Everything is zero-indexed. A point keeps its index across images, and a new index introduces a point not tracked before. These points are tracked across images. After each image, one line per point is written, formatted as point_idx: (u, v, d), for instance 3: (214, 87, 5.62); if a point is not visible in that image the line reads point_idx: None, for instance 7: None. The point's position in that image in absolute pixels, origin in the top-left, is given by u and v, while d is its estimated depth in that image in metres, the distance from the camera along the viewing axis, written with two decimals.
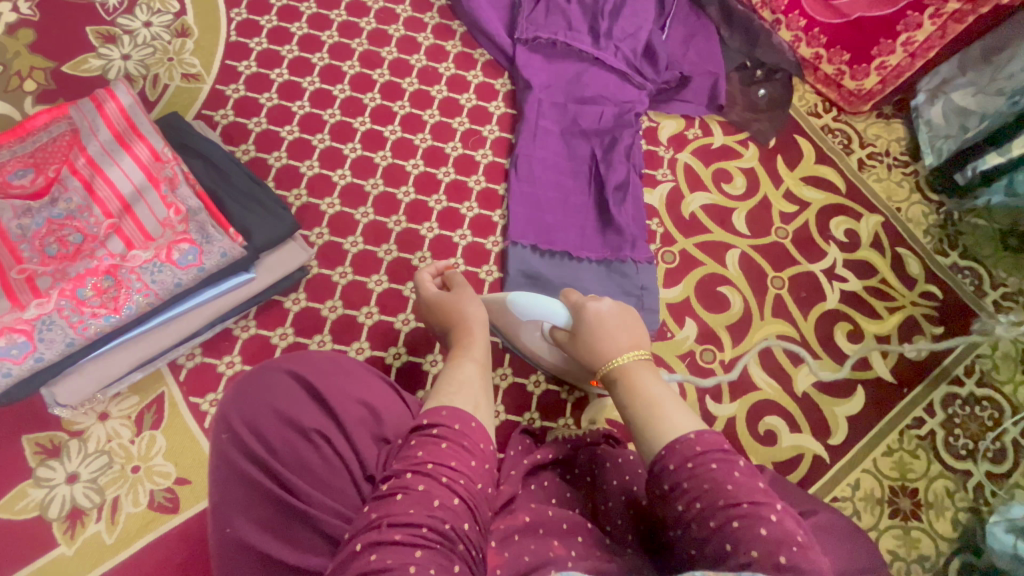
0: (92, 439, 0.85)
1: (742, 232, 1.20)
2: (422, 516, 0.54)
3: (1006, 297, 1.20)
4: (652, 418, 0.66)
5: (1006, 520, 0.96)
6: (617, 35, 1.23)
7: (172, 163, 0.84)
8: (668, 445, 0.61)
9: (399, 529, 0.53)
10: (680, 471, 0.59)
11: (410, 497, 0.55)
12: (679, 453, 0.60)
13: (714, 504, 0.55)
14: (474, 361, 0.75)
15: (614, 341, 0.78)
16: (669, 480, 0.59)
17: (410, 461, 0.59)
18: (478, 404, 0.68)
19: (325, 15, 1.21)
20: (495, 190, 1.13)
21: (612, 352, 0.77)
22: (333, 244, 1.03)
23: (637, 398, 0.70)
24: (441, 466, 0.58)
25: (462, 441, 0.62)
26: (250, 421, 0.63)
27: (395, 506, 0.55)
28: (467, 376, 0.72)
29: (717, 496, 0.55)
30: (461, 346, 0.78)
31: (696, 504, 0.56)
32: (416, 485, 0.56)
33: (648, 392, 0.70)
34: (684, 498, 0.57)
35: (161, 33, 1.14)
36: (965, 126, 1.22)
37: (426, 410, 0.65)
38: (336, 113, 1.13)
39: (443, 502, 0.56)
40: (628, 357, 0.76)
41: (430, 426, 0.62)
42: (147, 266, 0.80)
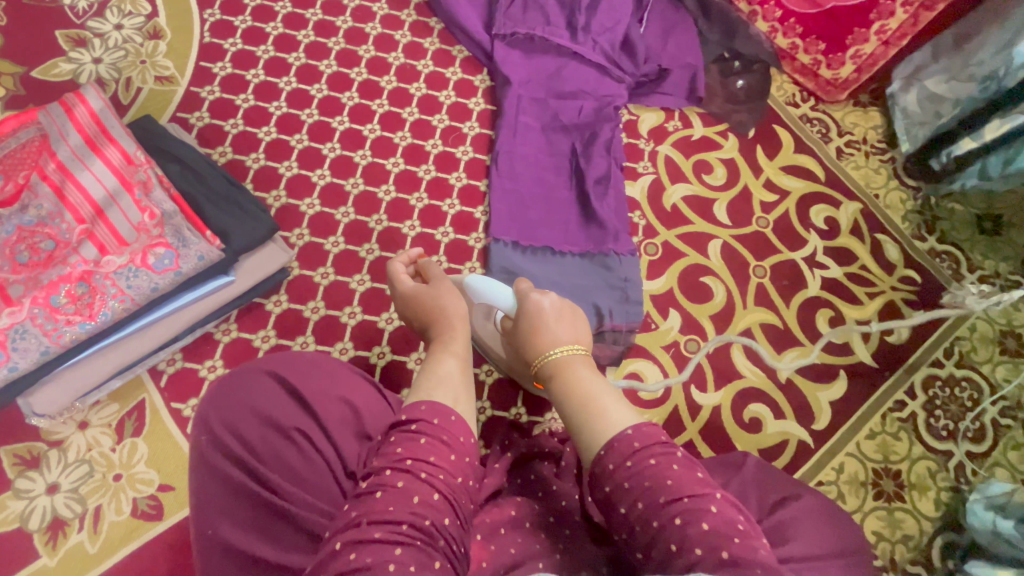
0: (72, 448, 0.84)
1: (724, 222, 1.21)
2: (403, 513, 0.54)
3: (984, 279, 1.22)
4: (587, 413, 0.66)
5: (985, 497, 0.98)
6: (595, 29, 1.23)
7: (144, 166, 0.83)
8: (606, 444, 0.61)
9: (379, 527, 0.52)
10: (619, 470, 0.59)
11: (390, 495, 0.55)
12: (619, 452, 0.60)
13: (654, 502, 0.55)
14: (454, 354, 0.75)
15: (550, 332, 0.78)
16: (609, 482, 0.59)
17: (389, 459, 0.59)
18: (458, 399, 0.67)
19: (301, 14, 1.20)
20: (476, 187, 1.13)
21: (547, 344, 0.77)
22: (313, 245, 1.02)
23: (571, 392, 0.70)
24: (420, 462, 0.58)
25: (441, 436, 0.61)
26: (229, 423, 0.63)
27: (375, 504, 0.55)
28: (447, 370, 0.71)
29: (658, 492, 0.56)
30: (438, 336, 0.78)
31: (637, 503, 0.56)
32: (394, 482, 0.57)
33: (581, 385, 0.70)
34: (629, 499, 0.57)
35: (133, 35, 1.13)
36: (939, 113, 1.24)
37: (406, 405, 0.65)
38: (314, 113, 1.12)
39: (423, 498, 0.56)
40: (563, 350, 0.76)
41: (408, 421, 0.62)
42: (122, 271, 0.79)
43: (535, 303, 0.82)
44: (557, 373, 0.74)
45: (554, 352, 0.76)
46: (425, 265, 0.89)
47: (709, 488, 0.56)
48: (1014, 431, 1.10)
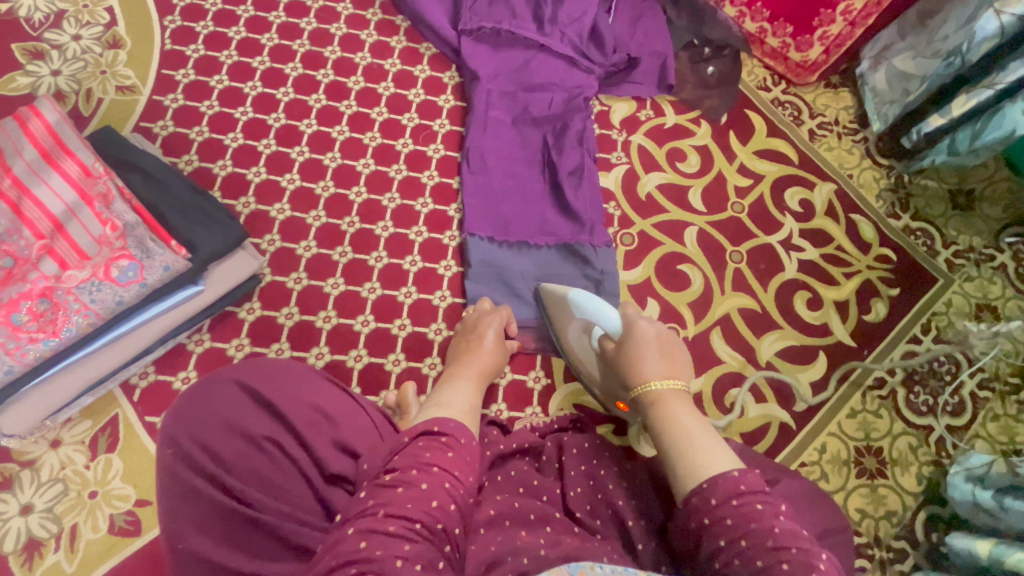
0: (45, 468, 0.83)
1: (699, 209, 1.21)
2: (419, 512, 0.55)
3: (958, 254, 1.24)
4: (685, 451, 0.67)
5: (965, 470, 0.98)
6: (562, 20, 1.22)
7: (105, 177, 0.81)
8: (708, 479, 0.62)
9: (395, 521, 0.53)
10: (724, 507, 0.59)
11: (411, 492, 0.56)
12: (724, 489, 0.60)
13: (751, 543, 0.55)
14: (469, 379, 0.81)
15: (651, 366, 0.78)
16: (711, 515, 0.59)
17: (417, 459, 0.60)
18: (469, 420, 0.71)
19: (264, 17, 1.18)
20: (449, 185, 1.12)
21: (647, 377, 0.77)
22: (285, 250, 1.01)
23: (674, 425, 0.70)
24: (445, 472, 0.60)
25: (466, 455, 0.63)
26: (196, 435, 0.62)
27: (394, 497, 0.56)
28: (465, 395, 0.76)
29: (760, 535, 0.55)
30: (469, 364, 0.85)
31: (741, 541, 0.56)
32: (420, 483, 0.58)
33: (683, 420, 0.70)
34: (726, 536, 0.57)
35: (92, 46, 1.11)
36: (907, 90, 1.24)
37: (431, 418, 0.66)
38: (281, 117, 1.11)
39: (441, 504, 0.57)
40: (664, 385, 0.75)
41: (439, 432, 0.64)
42: (84, 286, 0.77)
43: (642, 337, 0.82)
44: (657, 406, 0.74)
45: (654, 386, 0.76)
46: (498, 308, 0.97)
47: (789, 529, 0.56)
48: (992, 403, 1.12)
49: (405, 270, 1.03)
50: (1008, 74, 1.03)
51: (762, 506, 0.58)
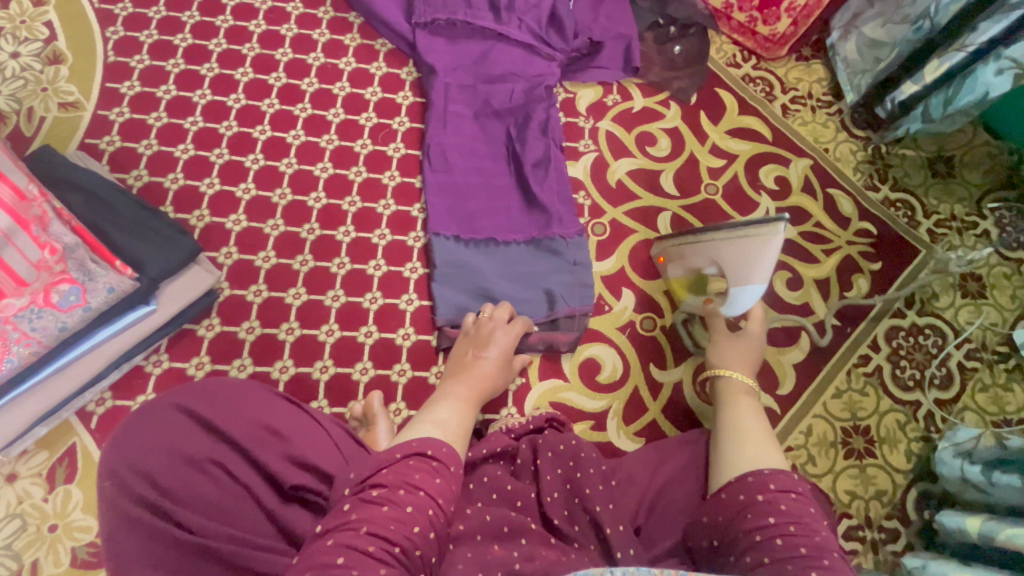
0: (1, 504, 0.80)
1: (671, 193, 1.18)
2: (400, 535, 0.53)
3: (940, 223, 1.21)
4: (745, 442, 0.74)
5: (954, 445, 0.96)
6: (519, 7, 1.18)
7: (40, 200, 0.75)
8: (769, 470, 0.68)
9: (375, 541, 0.51)
10: (781, 495, 0.64)
11: (395, 513, 0.54)
12: (784, 482, 0.66)
13: (797, 534, 0.59)
14: (463, 397, 0.78)
15: (736, 364, 0.90)
16: (766, 495, 0.64)
17: (405, 478, 0.58)
18: (459, 441, 0.69)
19: (210, 22, 1.14)
20: (411, 184, 1.08)
21: (727, 368, 0.89)
22: (243, 262, 0.98)
23: (743, 415, 0.79)
24: (429, 497, 0.57)
25: (452, 482, 0.61)
26: (136, 464, 0.59)
27: (377, 515, 0.54)
28: (457, 413, 0.73)
29: (810, 531, 0.59)
30: (472, 378, 0.82)
31: (790, 526, 0.60)
32: (405, 505, 0.55)
33: (750, 413, 0.79)
34: (771, 516, 0.62)
35: (31, 63, 1.07)
36: (879, 58, 1.21)
37: (421, 438, 0.63)
38: (232, 125, 1.07)
39: (422, 530, 0.54)
40: (741, 381, 0.86)
41: (432, 456, 0.61)
42: (23, 314, 0.73)
43: (737, 339, 0.94)
44: (729, 396, 0.83)
45: (732, 377, 0.87)
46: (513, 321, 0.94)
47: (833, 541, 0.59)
48: (981, 373, 1.09)
49: (370, 275, 1.00)
50: (980, 34, 1.00)
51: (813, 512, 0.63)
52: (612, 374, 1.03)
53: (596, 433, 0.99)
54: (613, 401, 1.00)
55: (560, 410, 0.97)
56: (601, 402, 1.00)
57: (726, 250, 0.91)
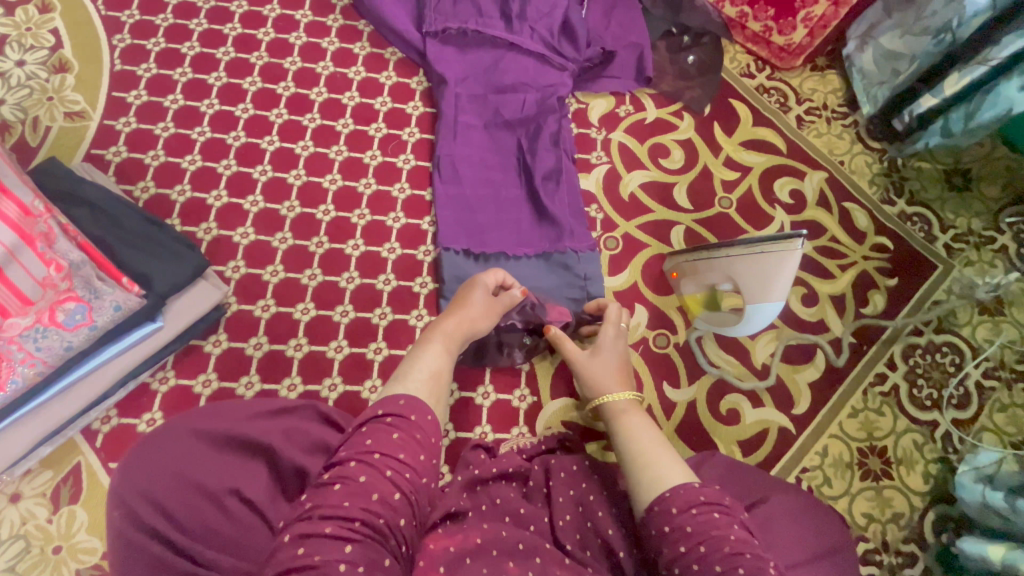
0: (5, 524, 0.79)
1: (684, 207, 1.16)
2: (357, 508, 0.52)
3: (957, 238, 1.19)
4: (644, 467, 0.71)
5: (974, 469, 0.94)
6: (531, 16, 1.16)
7: (46, 216, 0.73)
8: (671, 489, 0.66)
9: (332, 521, 0.50)
10: (685, 515, 0.62)
11: (349, 489, 0.53)
12: (685, 498, 0.64)
13: (708, 551, 0.58)
14: (440, 343, 0.77)
15: (611, 382, 0.86)
16: (672, 523, 0.62)
17: (358, 449, 0.57)
18: (431, 395, 0.69)
19: (218, 30, 1.13)
20: (421, 197, 1.07)
21: (605, 391, 0.85)
22: (251, 277, 0.96)
23: (635, 436, 0.76)
24: (389, 458, 0.56)
25: (416, 433, 0.60)
26: (149, 493, 0.58)
27: (330, 496, 0.53)
28: (432, 364, 0.73)
29: (719, 542, 0.59)
30: (453, 317, 0.81)
31: (700, 547, 0.59)
32: (358, 476, 0.54)
33: (643, 429, 0.77)
34: (682, 544, 0.60)
35: (37, 71, 1.06)
36: (897, 70, 1.19)
37: (382, 398, 0.63)
38: (241, 135, 1.05)
39: (383, 496, 0.54)
40: (625, 398, 0.83)
41: (385, 414, 0.60)
42: (28, 333, 0.71)
43: (584, 365, 0.89)
44: (617, 419, 0.80)
45: (614, 399, 0.83)
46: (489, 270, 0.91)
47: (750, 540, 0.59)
48: (999, 392, 1.07)
49: (379, 290, 0.99)
50: (1002, 49, 0.99)
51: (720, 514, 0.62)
52: None
53: (607, 454, 0.97)
54: None
55: (572, 429, 0.95)
56: None
57: (743, 268, 0.88)
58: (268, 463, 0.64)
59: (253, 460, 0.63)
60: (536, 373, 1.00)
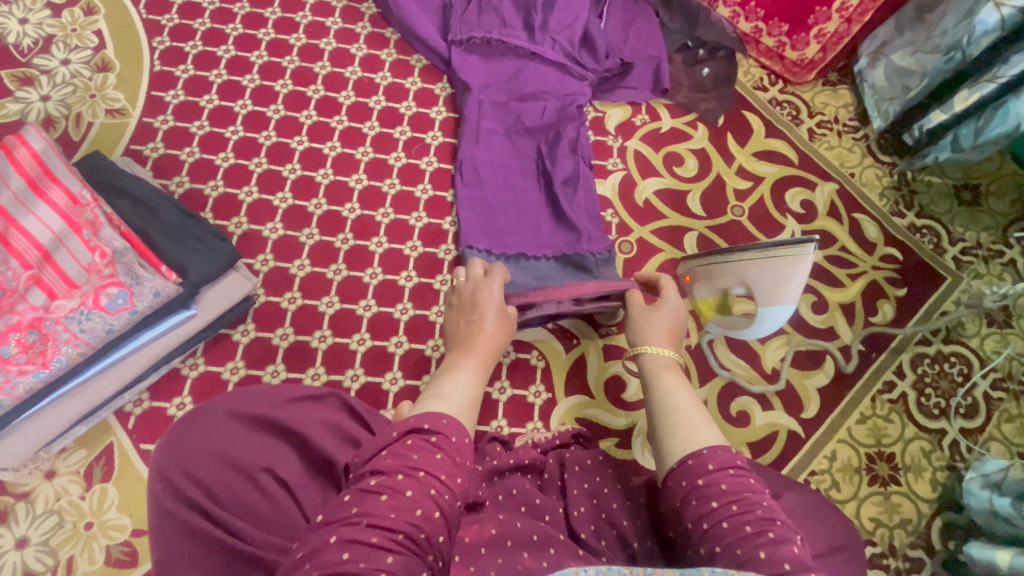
0: (40, 500, 0.82)
1: (698, 214, 1.19)
2: (401, 522, 0.52)
3: (965, 251, 1.21)
4: (681, 423, 0.70)
5: (981, 475, 0.96)
6: (552, 27, 1.20)
7: (92, 205, 0.78)
8: (708, 447, 0.65)
9: (377, 531, 0.51)
10: (721, 474, 0.62)
11: (394, 501, 0.54)
12: (723, 458, 0.63)
13: (740, 511, 0.58)
14: (474, 367, 0.76)
15: (658, 337, 0.85)
16: (706, 478, 0.62)
17: (404, 462, 0.57)
18: (467, 415, 0.68)
19: (252, 35, 1.18)
20: (443, 198, 1.10)
21: (650, 343, 0.84)
22: (279, 270, 1.00)
23: (673, 392, 0.75)
24: (432, 476, 0.57)
25: (455, 455, 0.61)
26: (188, 468, 0.61)
27: (377, 506, 0.53)
28: (467, 383, 0.73)
29: (752, 505, 0.58)
30: (478, 343, 0.79)
31: (733, 506, 0.58)
32: (405, 490, 0.55)
33: (681, 388, 0.76)
34: (714, 500, 0.60)
35: (81, 69, 1.11)
36: (908, 87, 1.22)
37: (424, 413, 0.64)
38: (272, 135, 1.10)
39: (425, 512, 0.54)
40: (668, 354, 0.82)
41: (429, 431, 0.61)
42: (73, 315, 0.75)
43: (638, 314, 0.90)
44: (655, 373, 0.79)
45: (655, 352, 0.83)
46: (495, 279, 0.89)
47: (779, 509, 0.59)
48: (1006, 403, 1.09)
49: (401, 285, 1.02)
50: (1011, 66, 1.02)
51: (755, 481, 0.61)
52: (638, 391, 1.03)
53: (620, 452, 0.99)
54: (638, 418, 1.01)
55: (586, 427, 0.97)
56: (625, 420, 1.01)
57: (757, 270, 0.91)
58: (297, 446, 0.67)
59: (285, 442, 0.67)
60: (551, 370, 1.03)
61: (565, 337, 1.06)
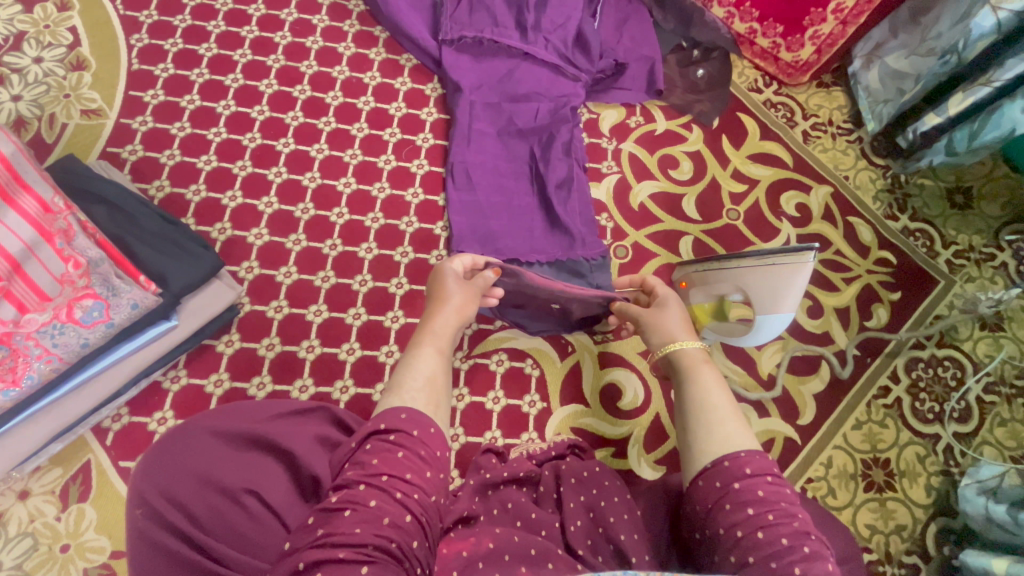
0: (13, 521, 0.79)
1: (693, 218, 1.18)
2: (369, 534, 0.50)
3: (958, 254, 1.21)
4: (714, 424, 0.67)
5: (976, 482, 0.97)
6: (546, 27, 1.18)
7: (65, 213, 0.72)
8: (744, 450, 0.63)
9: (345, 547, 0.49)
10: (757, 479, 0.60)
11: (359, 515, 0.52)
12: (760, 463, 0.62)
13: (776, 522, 0.56)
14: (438, 343, 0.75)
15: (681, 333, 0.82)
16: (742, 482, 0.60)
17: (364, 471, 0.55)
18: (432, 398, 0.66)
19: (236, 32, 1.14)
20: (434, 202, 1.08)
21: (675, 339, 0.80)
22: (264, 278, 0.97)
23: (707, 388, 0.72)
24: (396, 479, 0.55)
25: (419, 450, 0.59)
26: (168, 490, 0.58)
27: (341, 523, 0.51)
28: (428, 369, 0.70)
29: (789, 517, 0.57)
30: (439, 316, 0.79)
31: (769, 516, 0.57)
32: (368, 500, 0.53)
33: (715, 383, 0.73)
34: (750, 508, 0.58)
35: (54, 68, 1.06)
36: (902, 89, 1.21)
37: (380, 412, 0.61)
38: (256, 137, 1.06)
39: (394, 519, 0.52)
40: (697, 346, 0.79)
41: (387, 431, 0.59)
42: (45, 330, 0.71)
43: (650, 317, 0.86)
44: (690, 367, 0.75)
45: (686, 347, 0.78)
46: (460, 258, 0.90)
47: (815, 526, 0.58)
48: (999, 407, 1.09)
49: (391, 293, 0.99)
50: (1006, 70, 1.01)
51: (790, 492, 0.60)
52: (634, 400, 1.02)
53: (616, 462, 0.97)
54: (635, 426, 0.99)
55: (581, 436, 0.95)
56: (622, 428, 0.99)
57: (757, 279, 0.89)
58: (285, 465, 0.63)
59: (272, 459, 0.63)
60: (545, 378, 1.01)
61: (561, 345, 1.04)
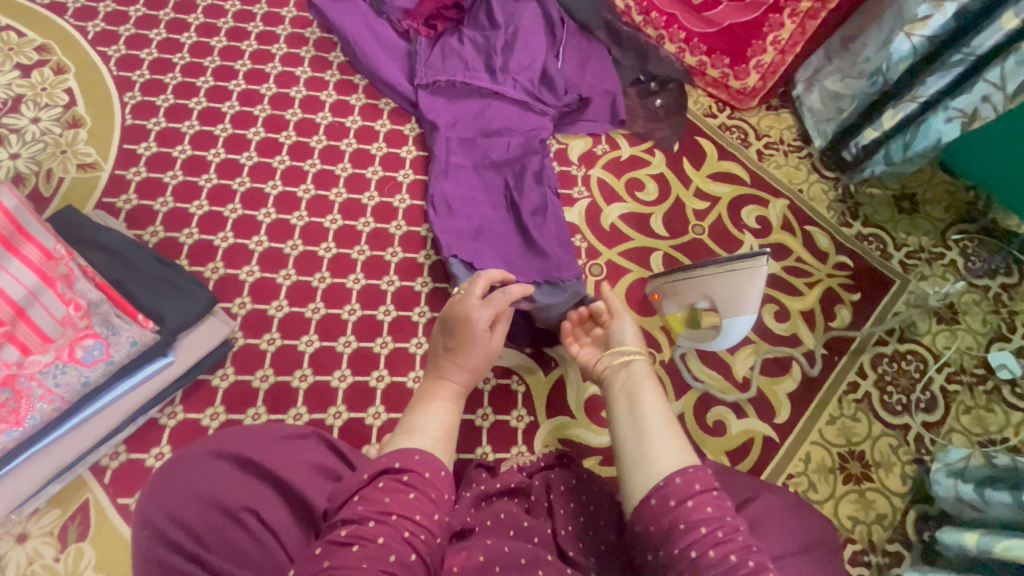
0: (12, 565, 0.80)
1: (661, 234, 1.25)
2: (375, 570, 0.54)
3: (910, 255, 1.30)
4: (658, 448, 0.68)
5: (945, 465, 1.02)
6: (513, 68, 1.27)
7: (67, 259, 0.76)
8: (690, 466, 0.65)
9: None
10: (706, 495, 0.62)
11: (366, 551, 0.55)
12: (707, 478, 0.63)
13: (723, 539, 0.58)
14: (445, 398, 0.78)
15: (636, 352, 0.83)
16: (694, 500, 0.61)
17: (376, 508, 0.59)
18: (442, 446, 0.71)
19: (224, 86, 1.21)
20: (417, 233, 1.14)
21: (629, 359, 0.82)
22: (257, 312, 1.01)
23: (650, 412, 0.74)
24: (405, 519, 0.59)
25: (429, 492, 0.63)
26: (173, 512, 0.61)
27: (349, 558, 0.54)
28: (442, 417, 0.74)
29: (734, 533, 0.59)
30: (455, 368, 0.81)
31: (719, 532, 0.59)
32: (376, 537, 0.56)
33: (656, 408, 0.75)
34: (703, 525, 0.59)
35: (51, 126, 1.12)
36: (841, 108, 1.33)
37: (395, 451, 0.66)
38: (245, 181, 1.12)
39: (400, 557, 0.56)
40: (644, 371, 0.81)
41: (400, 470, 0.63)
42: (48, 370, 0.75)
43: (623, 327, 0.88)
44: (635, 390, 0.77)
45: (634, 368, 0.81)
46: (501, 294, 0.87)
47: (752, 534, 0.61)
48: (962, 395, 1.15)
49: (380, 320, 1.04)
50: (928, 87, 1.11)
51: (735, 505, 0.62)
52: None
53: (605, 470, 1.01)
54: None
55: (571, 447, 0.99)
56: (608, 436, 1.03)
57: (723, 285, 0.95)
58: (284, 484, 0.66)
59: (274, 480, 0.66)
60: (531, 394, 1.05)
61: (544, 360, 1.08)
